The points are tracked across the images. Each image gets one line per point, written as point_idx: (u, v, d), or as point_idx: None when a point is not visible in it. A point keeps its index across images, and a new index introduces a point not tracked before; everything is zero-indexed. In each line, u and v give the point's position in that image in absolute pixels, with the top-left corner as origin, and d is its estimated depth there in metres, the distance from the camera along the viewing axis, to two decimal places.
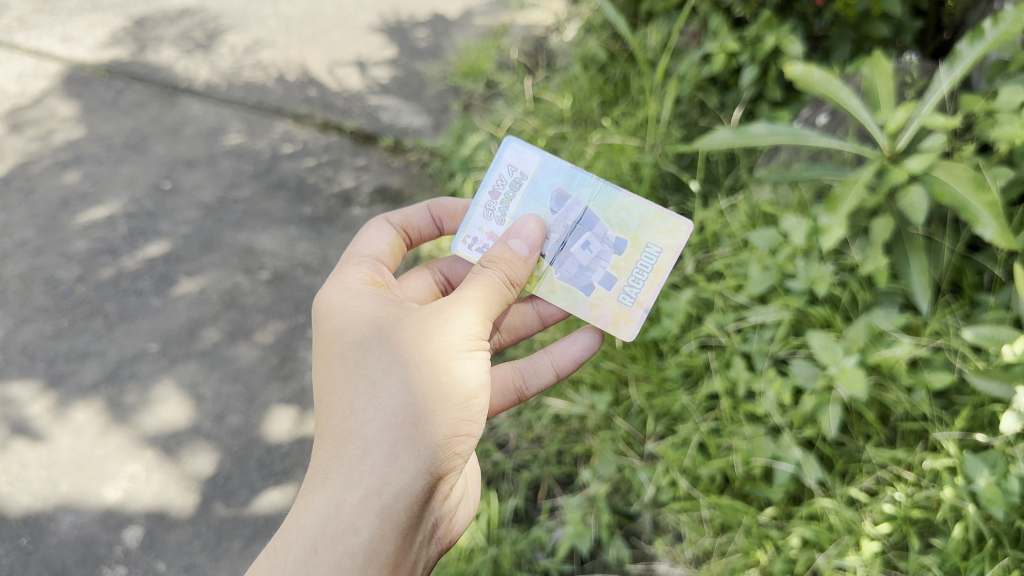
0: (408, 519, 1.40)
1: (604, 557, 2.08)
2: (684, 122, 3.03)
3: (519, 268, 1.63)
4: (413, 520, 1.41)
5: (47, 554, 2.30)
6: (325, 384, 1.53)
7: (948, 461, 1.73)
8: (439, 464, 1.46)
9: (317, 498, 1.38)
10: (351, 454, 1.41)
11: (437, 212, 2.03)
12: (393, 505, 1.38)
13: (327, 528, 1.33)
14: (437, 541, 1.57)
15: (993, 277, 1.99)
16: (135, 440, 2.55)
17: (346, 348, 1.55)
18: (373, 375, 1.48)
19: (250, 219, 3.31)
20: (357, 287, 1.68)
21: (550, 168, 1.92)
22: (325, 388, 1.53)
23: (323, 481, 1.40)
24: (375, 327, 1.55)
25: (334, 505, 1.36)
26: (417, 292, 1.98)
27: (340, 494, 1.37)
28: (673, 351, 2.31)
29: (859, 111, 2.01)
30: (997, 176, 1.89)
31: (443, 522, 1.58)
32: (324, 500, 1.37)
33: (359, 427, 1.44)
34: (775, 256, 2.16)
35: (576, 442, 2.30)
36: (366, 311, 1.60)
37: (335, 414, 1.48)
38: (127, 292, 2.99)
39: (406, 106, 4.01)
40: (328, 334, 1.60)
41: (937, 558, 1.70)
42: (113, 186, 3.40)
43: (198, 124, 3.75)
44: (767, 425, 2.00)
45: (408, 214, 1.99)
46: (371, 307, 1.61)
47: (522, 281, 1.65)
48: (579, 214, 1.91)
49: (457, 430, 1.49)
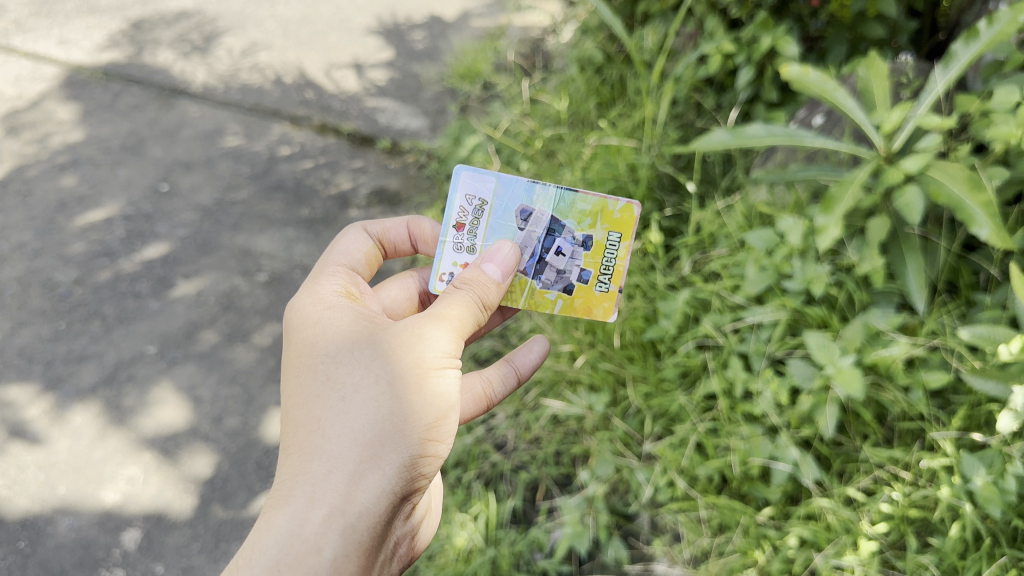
0: (370, 541, 1.36)
1: (603, 558, 2.08)
2: (680, 123, 3.03)
3: (492, 292, 1.58)
4: (375, 541, 1.37)
5: (45, 557, 2.30)
6: (292, 395, 1.46)
7: (946, 460, 1.73)
8: (405, 484, 1.41)
9: (279, 514, 1.32)
10: (317, 471, 1.35)
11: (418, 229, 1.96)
12: (356, 524, 1.34)
13: (289, 548, 1.28)
14: (395, 559, 1.53)
15: (989, 276, 2.00)
16: (134, 442, 2.55)
17: (316, 360, 1.47)
18: (344, 390, 1.41)
19: (247, 221, 3.31)
20: (331, 297, 1.61)
21: (507, 188, 1.84)
22: (291, 399, 1.46)
23: (286, 497, 1.34)
24: (349, 340, 1.48)
25: (295, 525, 1.30)
26: (396, 302, 1.92)
27: (303, 513, 1.32)
28: (671, 351, 2.31)
29: (855, 111, 2.02)
30: (992, 176, 1.89)
31: (402, 542, 1.54)
32: (286, 518, 1.32)
33: (327, 443, 1.37)
34: (771, 257, 2.17)
35: (574, 442, 2.31)
36: (340, 323, 1.53)
37: (301, 428, 1.41)
38: (125, 294, 2.99)
39: (403, 109, 4.01)
40: (298, 345, 1.52)
41: (935, 557, 1.70)
42: (111, 188, 3.41)
43: (195, 127, 3.75)
44: (765, 425, 2.01)
45: (389, 226, 1.92)
46: (346, 321, 1.53)
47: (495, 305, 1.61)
48: (546, 226, 1.87)
49: (425, 451, 1.44)
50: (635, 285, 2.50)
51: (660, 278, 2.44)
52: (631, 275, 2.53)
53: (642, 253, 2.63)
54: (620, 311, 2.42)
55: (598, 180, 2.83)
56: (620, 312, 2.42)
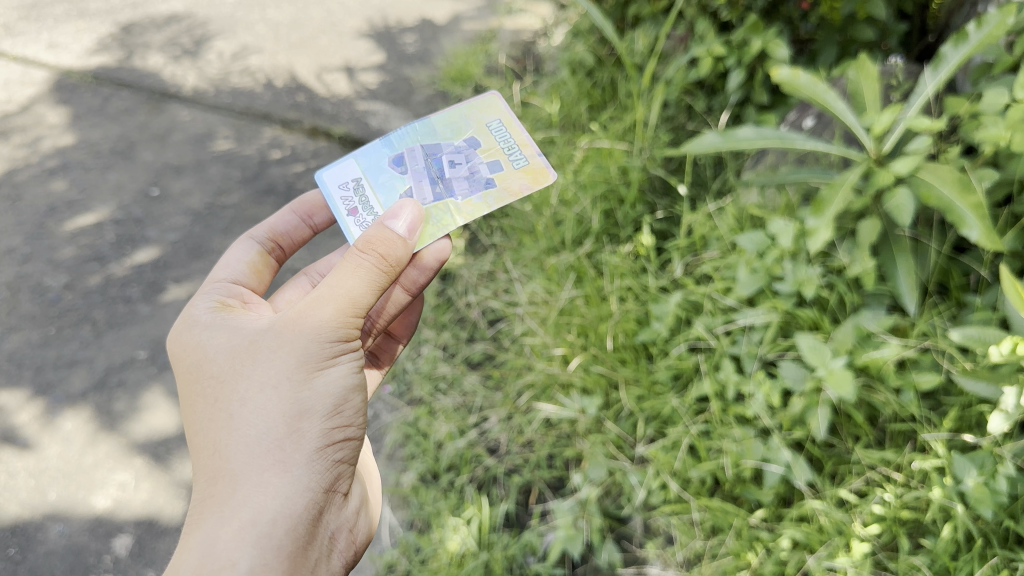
0: (291, 543, 1.40)
1: (596, 561, 2.07)
2: (672, 126, 3.02)
3: (396, 246, 1.60)
4: (300, 540, 1.42)
5: (35, 563, 2.29)
6: (191, 422, 1.52)
7: (936, 461, 1.74)
8: (321, 476, 1.48)
9: (191, 541, 1.36)
10: (222, 493, 1.41)
11: (303, 211, 2.08)
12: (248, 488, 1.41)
13: (201, 567, 1.32)
14: (336, 553, 1.54)
15: (980, 278, 2.00)
16: (124, 448, 2.54)
17: (204, 384, 1.53)
18: (231, 401, 1.48)
19: (238, 225, 3.29)
20: (203, 316, 1.65)
21: None
22: (192, 427, 1.52)
23: (202, 477, 1.45)
24: (226, 356, 1.54)
25: (219, 521, 1.38)
26: (292, 302, 1.95)
27: (213, 533, 1.36)
28: (663, 354, 2.32)
29: (845, 114, 2.03)
30: (982, 178, 1.90)
31: (342, 535, 1.56)
32: (197, 542, 1.36)
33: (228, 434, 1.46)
34: (762, 259, 2.17)
35: (567, 445, 2.30)
36: (215, 340, 1.58)
37: (196, 416, 1.52)
38: (116, 299, 2.98)
39: (394, 111, 3.99)
40: (195, 398, 1.53)
41: (927, 558, 1.70)
42: (101, 193, 3.40)
43: (186, 131, 3.74)
44: (757, 427, 2.01)
45: (274, 223, 2.01)
46: (219, 336, 1.58)
47: (402, 260, 1.62)
48: None
49: (333, 438, 1.51)
50: (627, 288, 2.50)
51: (653, 281, 2.44)
52: (623, 277, 2.53)
53: (634, 256, 2.64)
54: (612, 314, 2.42)
55: (591, 183, 2.84)
56: (612, 315, 2.42)
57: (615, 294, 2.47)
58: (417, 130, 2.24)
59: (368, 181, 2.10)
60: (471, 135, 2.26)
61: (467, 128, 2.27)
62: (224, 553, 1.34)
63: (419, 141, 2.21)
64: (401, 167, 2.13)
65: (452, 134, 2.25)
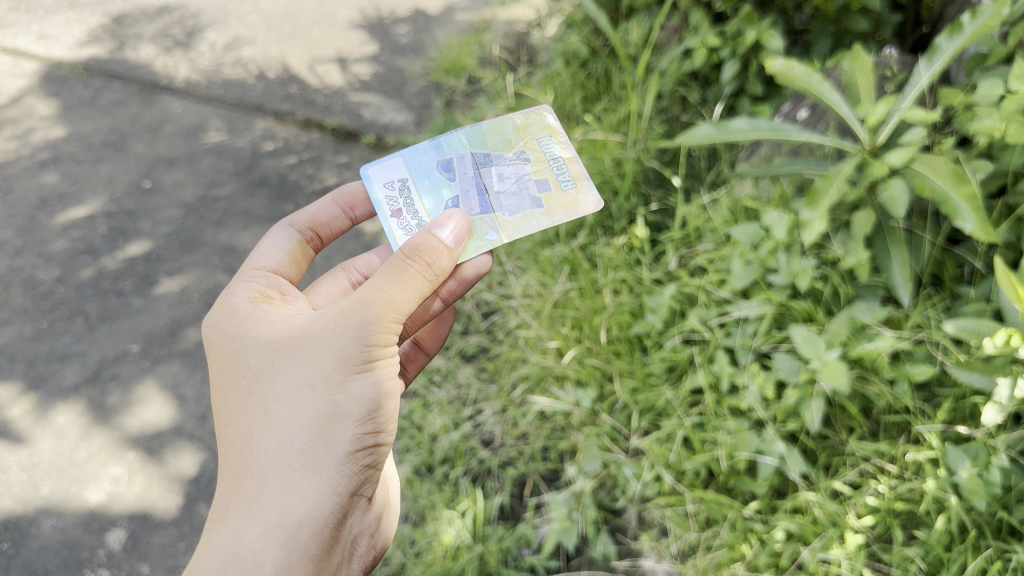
0: (315, 546, 1.43)
1: (591, 553, 2.07)
2: (665, 117, 3.01)
3: (441, 256, 1.57)
4: (322, 543, 1.44)
5: (28, 558, 2.28)
6: (225, 413, 1.54)
7: (931, 453, 1.74)
8: (348, 479, 1.49)
9: (217, 537, 1.40)
10: (250, 489, 1.43)
11: (345, 202, 2.04)
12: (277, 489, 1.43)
13: (227, 567, 1.35)
14: (356, 556, 1.57)
15: (973, 269, 2.00)
16: (117, 442, 2.54)
17: (241, 375, 1.54)
18: (266, 397, 1.49)
19: (231, 217, 3.28)
20: (243, 305, 1.64)
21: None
22: (227, 418, 1.54)
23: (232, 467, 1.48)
24: (265, 349, 1.54)
25: (246, 519, 1.41)
26: (329, 297, 1.92)
27: (239, 532, 1.39)
28: (657, 346, 2.31)
29: (839, 105, 2.01)
30: (976, 169, 1.90)
31: (362, 538, 1.59)
32: (223, 540, 1.39)
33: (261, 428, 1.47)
34: (757, 251, 2.17)
35: (561, 437, 2.30)
36: (256, 331, 1.57)
37: (233, 406, 1.53)
38: (108, 293, 2.96)
39: (387, 103, 3.96)
40: (230, 388, 1.55)
41: (920, 549, 1.70)
42: (93, 185, 3.38)
43: (178, 123, 3.72)
44: (751, 419, 2.01)
45: (316, 212, 1.97)
46: (259, 327, 1.58)
47: (446, 270, 1.58)
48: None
49: (364, 442, 1.50)
50: (621, 280, 2.49)
51: (647, 273, 2.44)
52: (617, 270, 2.52)
53: (628, 248, 2.63)
54: (606, 306, 2.41)
55: None
56: (606, 308, 2.42)
57: (609, 287, 2.47)
58: (468, 136, 2.20)
59: (414, 184, 2.08)
60: (522, 146, 2.22)
61: (517, 142, 2.22)
62: (247, 553, 1.37)
63: (469, 148, 2.17)
64: (449, 175, 2.11)
65: (502, 145, 2.21)
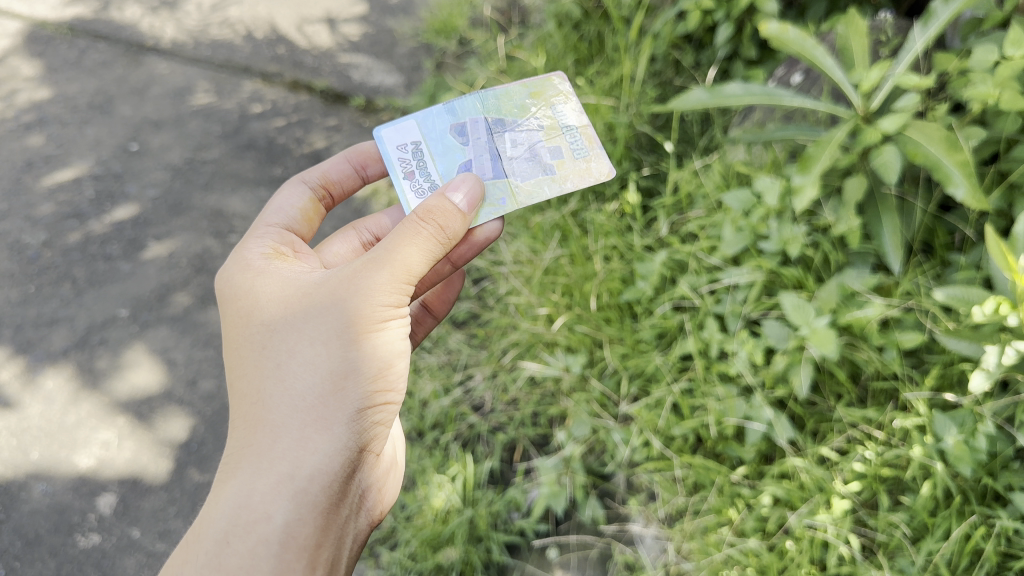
0: (325, 501, 1.43)
1: (580, 517, 2.09)
2: (659, 81, 2.98)
3: (454, 220, 1.55)
4: (334, 497, 1.44)
5: (20, 522, 2.30)
6: (236, 366, 1.54)
7: (918, 419, 1.74)
8: (358, 436, 1.49)
9: (229, 488, 1.41)
10: (261, 443, 1.44)
11: (357, 160, 2.03)
12: (287, 446, 1.43)
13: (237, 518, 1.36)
14: (364, 515, 1.58)
15: (965, 236, 1.99)
16: (107, 406, 2.53)
17: (253, 330, 1.53)
18: (279, 352, 1.48)
19: (219, 180, 3.24)
20: (257, 260, 1.63)
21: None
22: (237, 373, 1.53)
23: (243, 421, 1.48)
24: (278, 303, 1.53)
25: (256, 474, 1.41)
26: (340, 256, 1.92)
27: (250, 483, 1.40)
28: (648, 313, 2.31)
29: (833, 70, 2.00)
30: (969, 136, 1.89)
31: (371, 496, 1.60)
32: (235, 492, 1.40)
33: (272, 384, 1.47)
34: (748, 217, 2.16)
35: (551, 403, 2.31)
36: (268, 286, 1.57)
37: (244, 360, 1.53)
38: (96, 257, 2.94)
39: (377, 65, 3.90)
40: (240, 341, 1.54)
41: (906, 515, 1.71)
42: (79, 148, 3.35)
43: (165, 84, 3.66)
44: (740, 385, 2.02)
45: (328, 169, 1.96)
46: (271, 281, 1.57)
47: (458, 234, 1.57)
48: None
49: (374, 400, 1.50)
50: (612, 247, 2.48)
51: (638, 239, 2.43)
52: (609, 236, 2.51)
53: (620, 213, 2.61)
54: (597, 273, 2.40)
55: None
56: (597, 275, 2.40)
57: (600, 254, 2.45)
58: (484, 101, 2.16)
59: (427, 147, 2.05)
60: (537, 111, 2.17)
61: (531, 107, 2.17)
62: (258, 505, 1.38)
63: (483, 113, 2.13)
64: (463, 139, 2.07)
65: (516, 111, 2.16)
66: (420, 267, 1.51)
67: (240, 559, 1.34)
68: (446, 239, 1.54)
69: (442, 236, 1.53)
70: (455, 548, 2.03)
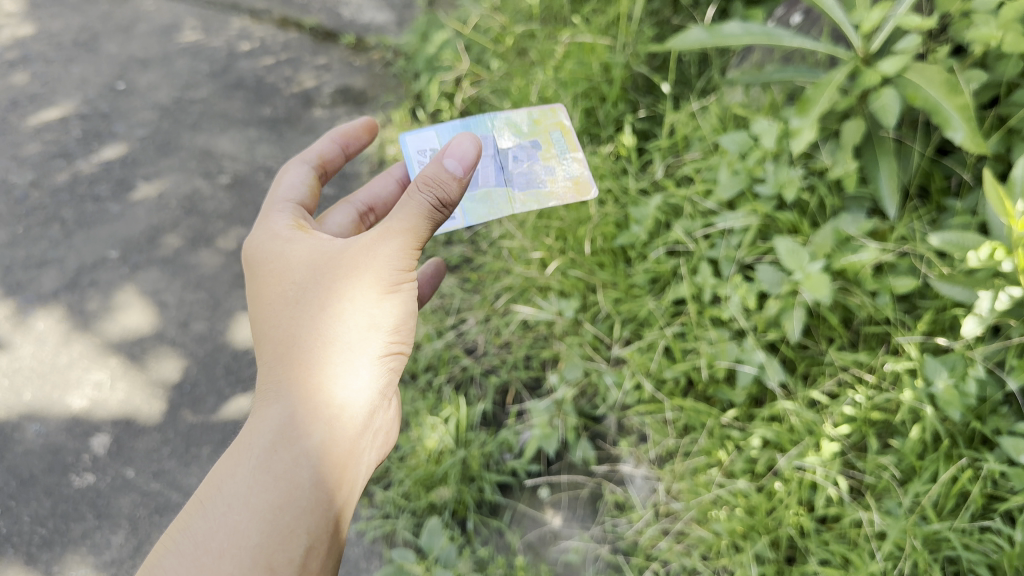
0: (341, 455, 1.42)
1: (571, 458, 2.12)
2: (656, 20, 2.92)
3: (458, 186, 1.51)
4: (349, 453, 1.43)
5: (14, 462, 2.30)
6: (259, 323, 1.52)
7: (909, 363, 1.75)
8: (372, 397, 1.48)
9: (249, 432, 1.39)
10: (281, 394, 1.42)
11: (343, 140, 1.95)
12: (307, 397, 1.42)
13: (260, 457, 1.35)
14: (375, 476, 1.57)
15: (961, 181, 1.98)
16: (99, 348, 2.52)
17: (275, 289, 1.52)
18: (301, 309, 1.47)
19: (208, 120, 3.19)
20: (283, 229, 1.62)
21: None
22: (260, 331, 1.52)
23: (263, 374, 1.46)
24: (300, 265, 1.52)
25: (289, 419, 1.40)
26: (342, 228, 1.95)
27: (270, 428, 1.39)
28: (642, 258, 2.30)
29: (834, 10, 1.96)
30: (969, 79, 1.86)
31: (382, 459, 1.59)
32: (255, 436, 1.38)
33: (293, 340, 1.46)
34: (744, 160, 2.14)
35: (544, 346, 2.31)
36: (290, 249, 1.56)
37: (266, 316, 1.51)
38: (84, 198, 2.90)
39: (368, 2, 3.82)
40: (263, 298, 1.53)
41: (894, 458, 1.73)
42: (64, 86, 3.28)
43: (151, 21, 3.58)
44: (732, 329, 2.02)
45: (322, 149, 1.90)
46: (294, 245, 1.56)
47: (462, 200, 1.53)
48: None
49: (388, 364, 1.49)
50: (606, 190, 2.45)
51: (633, 183, 2.40)
52: (603, 179, 2.48)
53: (615, 156, 2.58)
54: (591, 217, 2.38)
55: (571, 80, 2.76)
56: (591, 219, 2.39)
57: (594, 197, 2.43)
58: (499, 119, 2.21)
59: None
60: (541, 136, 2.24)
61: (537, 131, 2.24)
62: (279, 448, 1.36)
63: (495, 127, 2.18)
64: None
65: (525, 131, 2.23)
66: (422, 232, 1.49)
67: (275, 496, 1.32)
68: (449, 203, 1.51)
69: (444, 199, 1.49)
70: (448, 488, 2.04)
